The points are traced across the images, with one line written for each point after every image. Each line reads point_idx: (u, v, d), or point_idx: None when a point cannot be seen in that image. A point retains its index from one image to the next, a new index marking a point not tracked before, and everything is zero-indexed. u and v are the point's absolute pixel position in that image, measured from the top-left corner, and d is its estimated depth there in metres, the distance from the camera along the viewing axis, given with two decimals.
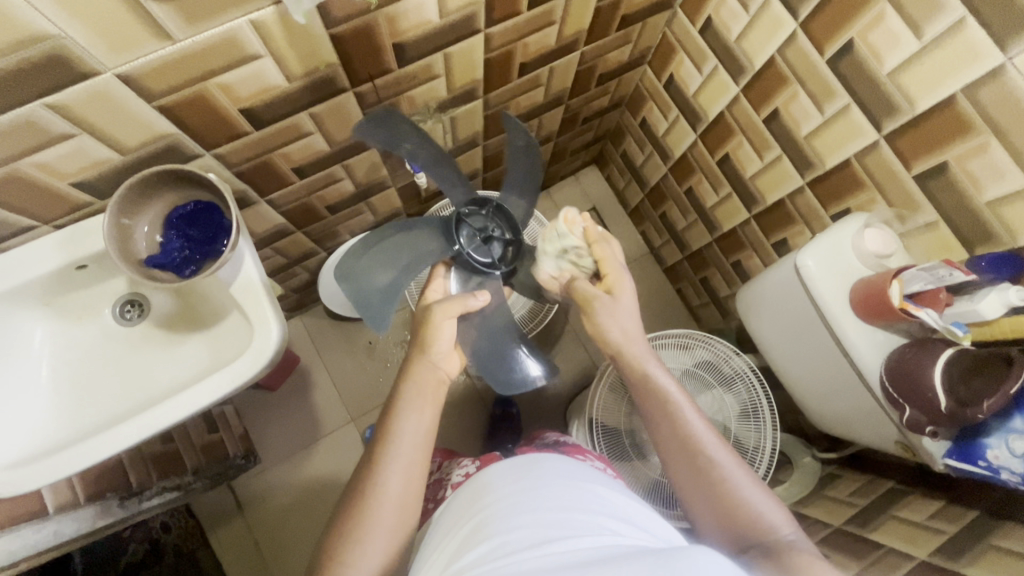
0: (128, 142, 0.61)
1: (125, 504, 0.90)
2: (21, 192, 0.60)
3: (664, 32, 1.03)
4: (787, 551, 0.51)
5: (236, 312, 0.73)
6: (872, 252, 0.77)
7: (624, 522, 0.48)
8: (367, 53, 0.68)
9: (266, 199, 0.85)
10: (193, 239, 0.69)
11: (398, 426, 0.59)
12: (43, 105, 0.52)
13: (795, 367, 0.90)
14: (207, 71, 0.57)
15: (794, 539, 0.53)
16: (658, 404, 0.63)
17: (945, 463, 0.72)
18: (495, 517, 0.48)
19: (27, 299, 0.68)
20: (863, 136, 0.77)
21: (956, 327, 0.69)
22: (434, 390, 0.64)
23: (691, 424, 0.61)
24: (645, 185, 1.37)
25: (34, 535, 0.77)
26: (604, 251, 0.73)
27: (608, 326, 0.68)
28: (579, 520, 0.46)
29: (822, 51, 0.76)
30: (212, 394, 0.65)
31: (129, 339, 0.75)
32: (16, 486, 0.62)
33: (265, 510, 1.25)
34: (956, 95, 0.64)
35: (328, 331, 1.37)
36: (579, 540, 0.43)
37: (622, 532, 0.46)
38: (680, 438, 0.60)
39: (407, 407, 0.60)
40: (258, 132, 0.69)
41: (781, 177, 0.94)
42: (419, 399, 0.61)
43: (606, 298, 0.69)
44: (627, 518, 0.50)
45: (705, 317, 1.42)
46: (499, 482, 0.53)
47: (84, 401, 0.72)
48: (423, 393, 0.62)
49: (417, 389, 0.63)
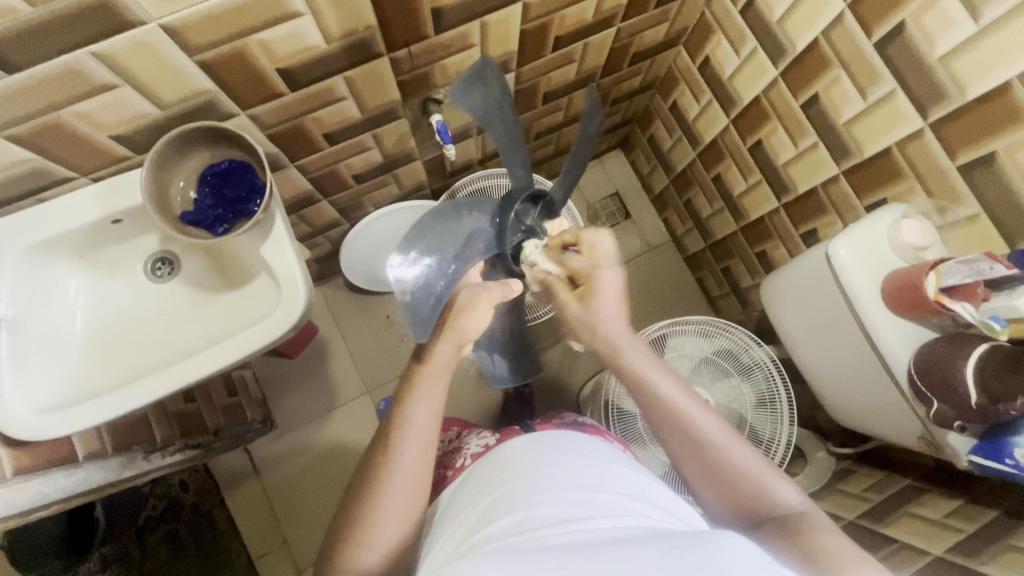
0: (168, 97, 0.61)
1: (150, 458, 0.91)
2: (63, 141, 0.61)
3: (703, 12, 1.00)
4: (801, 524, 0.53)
5: (265, 273, 0.74)
6: (908, 243, 0.75)
7: (648, 504, 0.48)
8: (406, 17, 0.67)
9: (296, 164, 0.85)
10: (225, 197, 0.69)
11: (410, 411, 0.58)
12: (89, 53, 0.52)
13: (819, 357, 0.89)
14: (248, 27, 0.57)
15: (805, 513, 0.55)
16: (653, 398, 0.63)
17: (968, 459, 0.71)
18: (518, 492, 0.48)
19: (62, 250, 0.69)
20: (907, 123, 0.75)
21: (994, 322, 0.66)
22: (443, 361, 0.61)
23: (684, 406, 0.61)
24: (671, 171, 1.35)
25: (66, 480, 0.76)
26: (578, 263, 0.70)
27: (589, 326, 0.67)
28: (603, 501, 0.46)
29: (871, 33, 0.73)
30: (242, 350, 0.66)
31: (158, 296, 0.76)
32: (52, 430, 0.63)
33: (280, 474, 1.28)
34: (1011, 82, 0.62)
35: (346, 302, 1.38)
36: (600, 520, 0.43)
37: (646, 514, 0.46)
38: (682, 434, 0.61)
39: (418, 388, 0.59)
40: (293, 93, 0.69)
41: (817, 164, 0.92)
42: (425, 390, 0.59)
43: (574, 303, 0.68)
44: (651, 500, 0.50)
45: (725, 308, 1.40)
46: (518, 458, 0.54)
47: (119, 351, 0.73)
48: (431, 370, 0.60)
49: (430, 368, 0.60)
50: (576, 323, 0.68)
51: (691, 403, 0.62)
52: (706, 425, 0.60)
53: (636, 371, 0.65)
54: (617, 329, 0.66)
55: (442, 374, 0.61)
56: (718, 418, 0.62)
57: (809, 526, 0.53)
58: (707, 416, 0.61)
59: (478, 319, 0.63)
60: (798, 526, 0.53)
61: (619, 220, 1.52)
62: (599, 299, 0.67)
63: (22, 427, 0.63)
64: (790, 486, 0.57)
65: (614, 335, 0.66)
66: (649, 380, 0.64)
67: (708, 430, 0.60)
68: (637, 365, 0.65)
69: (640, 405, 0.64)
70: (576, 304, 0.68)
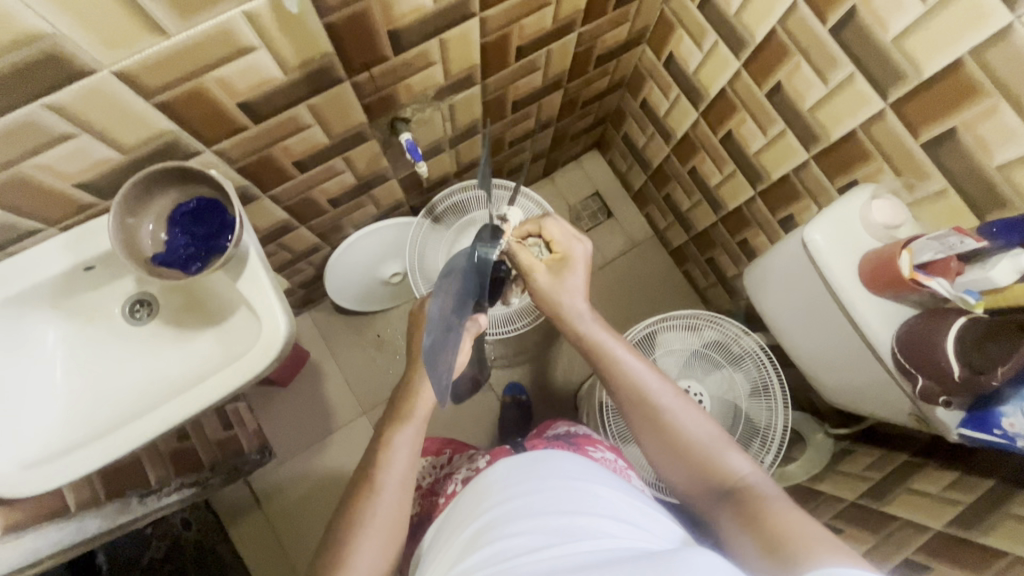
0: (129, 141, 0.61)
1: (145, 501, 0.89)
2: (26, 194, 0.61)
3: (662, 9, 1.01)
4: (750, 495, 0.53)
5: (245, 307, 0.73)
6: (879, 224, 0.76)
7: (628, 524, 0.48)
8: (363, 42, 0.67)
9: (269, 195, 0.85)
10: (198, 236, 0.69)
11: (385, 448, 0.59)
12: (41, 106, 0.52)
13: (806, 342, 0.89)
14: (204, 66, 0.57)
15: (755, 481, 0.55)
16: (613, 374, 0.65)
17: (959, 433, 0.71)
18: (496, 520, 0.49)
19: (37, 301, 0.69)
20: (869, 105, 0.75)
21: (968, 295, 0.67)
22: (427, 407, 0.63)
23: (642, 380, 0.63)
24: (648, 168, 1.36)
25: (58, 532, 0.76)
26: (555, 232, 0.72)
27: (554, 300, 0.70)
28: (581, 524, 0.46)
29: (824, 20, 0.74)
30: (227, 387, 0.66)
31: (137, 338, 0.75)
32: (37, 485, 0.63)
33: (283, 504, 1.27)
34: (963, 58, 0.63)
35: (336, 325, 1.38)
36: (576, 546, 0.44)
37: (623, 534, 0.46)
38: (642, 406, 0.62)
39: (401, 427, 0.61)
40: (257, 125, 0.69)
41: (787, 151, 0.92)
42: (411, 429, 0.61)
43: (544, 272, 0.71)
44: (630, 519, 0.49)
45: (713, 298, 1.41)
46: (500, 484, 0.53)
47: (104, 400, 0.73)
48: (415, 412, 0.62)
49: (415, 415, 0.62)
50: (547, 298, 0.71)
51: (648, 374, 0.64)
52: (664, 398, 0.62)
53: (599, 348, 0.67)
54: (578, 303, 0.70)
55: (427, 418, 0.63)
56: (678, 393, 0.63)
57: (757, 495, 0.53)
58: (664, 386, 0.63)
59: (463, 356, 0.68)
60: (748, 498, 0.53)
61: (601, 219, 1.52)
62: (568, 273, 0.71)
63: (8, 485, 0.63)
64: (743, 456, 0.58)
65: (577, 311, 0.69)
66: (613, 356, 0.66)
67: (668, 404, 0.61)
68: (601, 340, 0.67)
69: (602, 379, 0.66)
70: (546, 276, 0.71)
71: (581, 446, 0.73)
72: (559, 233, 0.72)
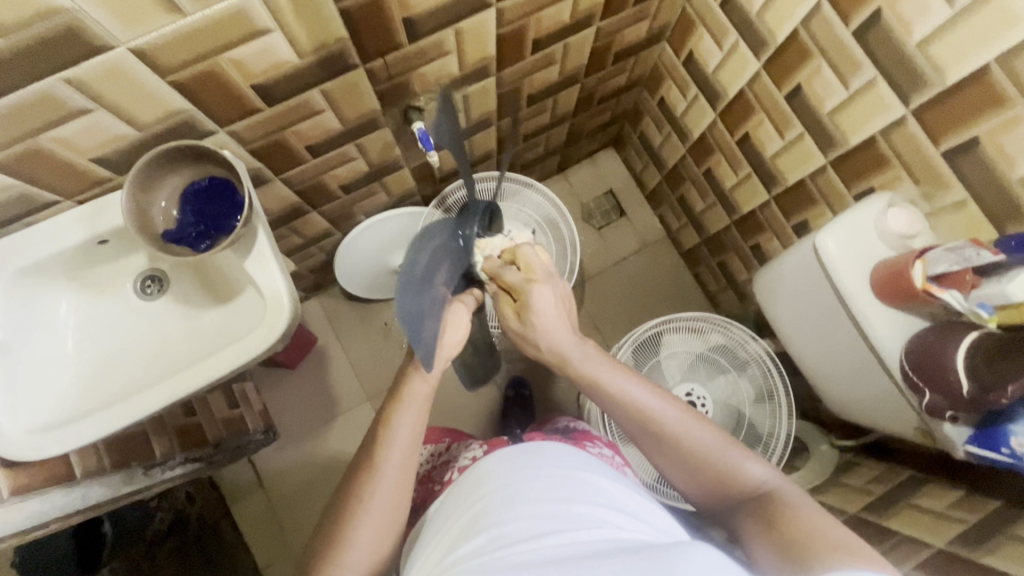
0: (144, 118, 0.62)
1: (149, 473, 0.92)
2: (45, 166, 0.62)
3: (684, 7, 1.00)
4: (771, 501, 0.53)
5: (252, 288, 0.74)
6: (895, 233, 0.74)
7: (625, 514, 0.48)
8: (378, 28, 0.68)
9: (281, 178, 0.86)
10: (207, 215, 0.70)
11: (391, 432, 0.59)
12: (60, 80, 0.54)
13: (813, 350, 0.88)
14: (218, 47, 0.58)
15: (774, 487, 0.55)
16: (613, 397, 0.63)
17: (965, 450, 0.70)
18: (493, 505, 0.49)
19: (53, 273, 0.71)
20: (889, 111, 0.74)
21: (981, 309, 0.66)
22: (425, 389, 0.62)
23: (640, 401, 0.61)
24: (663, 168, 1.34)
25: (62, 498, 0.78)
26: (529, 257, 0.69)
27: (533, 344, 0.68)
28: (578, 513, 0.46)
29: (847, 22, 0.73)
30: (229, 366, 0.67)
31: (149, 313, 0.77)
32: (42, 451, 0.65)
33: (285, 485, 1.29)
34: (989, 65, 0.61)
35: (344, 312, 1.39)
36: (574, 534, 0.44)
37: (620, 523, 0.46)
38: (647, 429, 0.61)
39: (401, 411, 0.60)
40: (270, 108, 0.70)
41: (805, 155, 0.91)
42: (409, 412, 0.60)
43: (516, 318, 0.68)
44: (627, 509, 0.49)
45: (723, 303, 1.39)
46: (497, 470, 0.53)
47: (112, 371, 0.74)
48: (413, 394, 0.61)
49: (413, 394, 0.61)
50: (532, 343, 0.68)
51: (647, 393, 0.62)
52: (665, 417, 0.60)
53: (592, 374, 0.65)
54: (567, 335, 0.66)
55: (430, 392, 0.62)
56: (683, 408, 0.61)
57: (779, 501, 0.53)
58: (664, 403, 0.61)
59: (457, 332, 0.67)
60: (770, 504, 0.53)
61: (613, 218, 1.51)
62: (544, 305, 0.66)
63: (15, 448, 0.65)
64: (760, 461, 0.58)
65: (568, 351, 0.66)
66: (610, 381, 0.63)
67: (671, 424, 0.60)
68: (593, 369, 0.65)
69: (605, 405, 0.64)
70: (520, 320, 0.68)
71: (578, 441, 0.73)
72: (532, 262, 0.69)
